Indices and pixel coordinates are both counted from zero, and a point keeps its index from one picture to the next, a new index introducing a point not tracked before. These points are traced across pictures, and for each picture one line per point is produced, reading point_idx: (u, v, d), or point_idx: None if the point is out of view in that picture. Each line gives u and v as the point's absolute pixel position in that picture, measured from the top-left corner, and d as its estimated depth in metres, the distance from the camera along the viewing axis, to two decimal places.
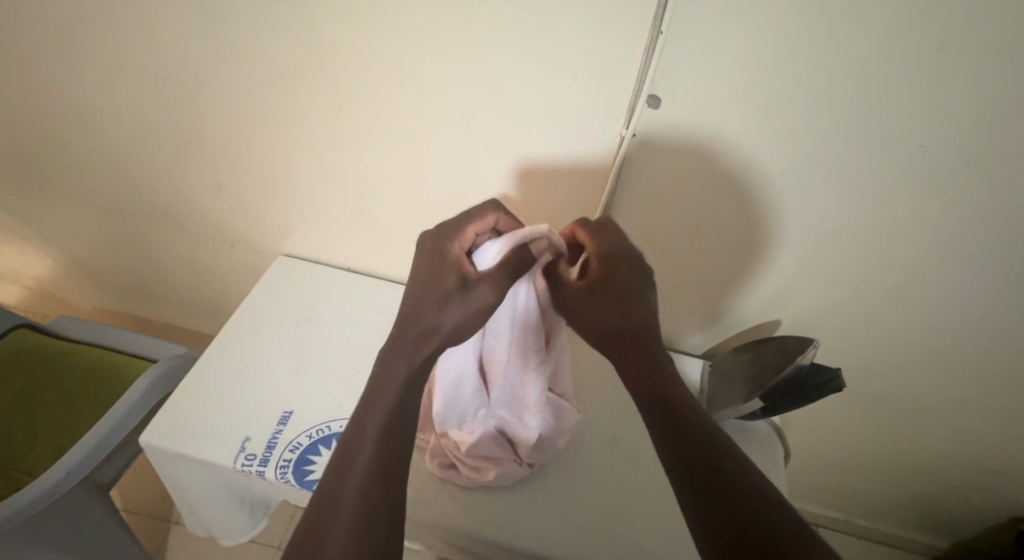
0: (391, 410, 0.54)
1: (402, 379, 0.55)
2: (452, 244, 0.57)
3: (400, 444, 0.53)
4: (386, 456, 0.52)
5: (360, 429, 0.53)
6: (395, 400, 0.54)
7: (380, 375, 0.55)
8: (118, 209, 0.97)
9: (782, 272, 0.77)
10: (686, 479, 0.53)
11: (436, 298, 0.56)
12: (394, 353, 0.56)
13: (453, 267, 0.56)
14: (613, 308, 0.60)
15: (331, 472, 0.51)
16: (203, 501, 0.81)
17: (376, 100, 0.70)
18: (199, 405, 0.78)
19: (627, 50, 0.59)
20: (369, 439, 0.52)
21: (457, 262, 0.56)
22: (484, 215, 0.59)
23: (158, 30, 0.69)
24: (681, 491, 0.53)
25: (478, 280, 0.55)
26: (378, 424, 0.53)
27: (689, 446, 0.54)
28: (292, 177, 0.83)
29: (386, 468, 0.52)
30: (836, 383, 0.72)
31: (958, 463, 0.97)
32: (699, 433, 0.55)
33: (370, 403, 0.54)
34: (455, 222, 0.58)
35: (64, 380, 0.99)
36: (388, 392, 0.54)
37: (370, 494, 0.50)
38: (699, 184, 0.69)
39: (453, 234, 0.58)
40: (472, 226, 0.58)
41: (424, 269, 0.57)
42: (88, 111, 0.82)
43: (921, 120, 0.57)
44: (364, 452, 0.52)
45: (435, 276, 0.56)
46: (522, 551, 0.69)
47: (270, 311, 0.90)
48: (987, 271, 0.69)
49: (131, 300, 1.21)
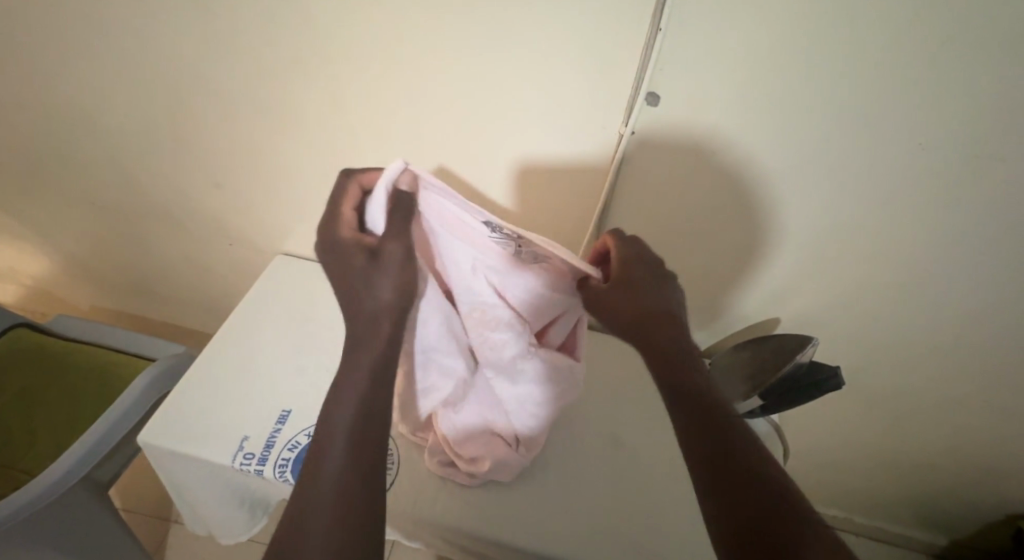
0: (360, 402, 0.51)
1: (369, 369, 0.52)
2: (342, 231, 0.54)
3: (375, 435, 0.51)
4: (361, 449, 0.50)
5: (330, 425, 0.51)
6: (363, 393, 0.52)
7: (344, 369, 0.53)
8: (116, 207, 0.97)
9: (782, 270, 0.77)
10: (705, 472, 0.50)
11: (361, 279, 0.53)
12: (357, 344, 0.53)
13: (356, 247, 0.53)
14: (640, 297, 0.58)
15: (303, 472, 0.49)
16: (202, 500, 0.81)
17: (375, 97, 0.70)
18: (197, 404, 0.78)
19: (626, 48, 0.59)
20: (340, 434, 0.50)
21: (358, 240, 0.53)
22: (347, 190, 0.57)
23: (155, 27, 0.69)
24: (698, 482, 0.50)
25: (384, 241, 0.53)
26: (349, 417, 0.51)
27: (713, 441, 0.51)
28: (291, 175, 0.83)
29: (362, 462, 0.49)
30: (835, 380, 0.72)
31: (958, 461, 0.97)
32: (726, 430, 0.51)
33: (338, 399, 0.52)
34: (329, 215, 0.55)
35: (63, 379, 0.99)
36: (355, 385, 0.52)
37: (347, 490, 0.47)
38: (699, 181, 0.68)
39: (335, 221, 0.55)
40: (347, 202, 0.56)
41: (330, 267, 0.54)
42: (85, 110, 0.82)
43: (921, 116, 0.57)
44: (336, 447, 0.49)
45: (344, 264, 0.53)
46: (521, 550, 0.68)
47: (269, 310, 0.90)
48: (987, 268, 0.68)
49: (131, 299, 1.21)
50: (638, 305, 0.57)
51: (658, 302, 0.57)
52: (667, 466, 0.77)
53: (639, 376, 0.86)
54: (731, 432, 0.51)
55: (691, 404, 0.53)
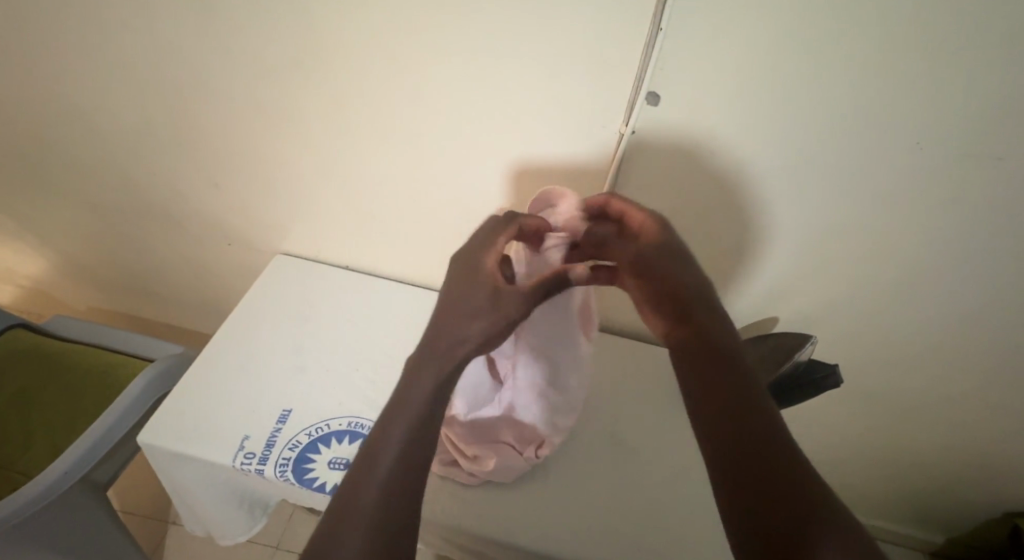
0: (418, 418, 0.51)
1: (431, 391, 0.52)
2: (484, 257, 0.57)
3: (421, 458, 0.50)
4: (404, 470, 0.50)
5: (380, 441, 0.50)
6: (422, 410, 0.52)
7: (408, 383, 0.53)
8: (116, 208, 0.97)
9: (781, 270, 0.77)
10: (723, 453, 0.52)
11: (471, 308, 0.55)
12: (430, 361, 0.53)
13: (486, 279, 0.56)
14: (670, 272, 0.61)
15: (346, 484, 0.49)
16: (202, 500, 0.81)
17: (375, 97, 0.70)
18: (197, 404, 0.78)
19: (627, 47, 0.59)
20: (387, 452, 0.50)
21: (491, 274, 0.56)
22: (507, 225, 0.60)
23: (157, 27, 0.69)
24: (715, 453, 0.53)
25: (509, 288, 0.56)
26: (404, 431, 0.51)
27: (739, 429, 0.52)
28: (291, 176, 0.83)
29: (404, 482, 0.49)
30: (835, 377, 0.74)
31: (953, 460, 0.98)
32: (755, 422, 0.53)
33: (390, 416, 0.52)
34: (480, 238, 0.59)
35: (61, 379, 0.99)
36: (412, 407, 0.51)
37: (386, 507, 0.48)
38: (699, 182, 0.69)
39: (483, 245, 0.58)
40: (495, 239, 0.59)
41: (455, 278, 0.57)
42: (86, 110, 0.81)
43: (918, 115, 0.58)
44: (382, 464, 0.49)
45: (468, 286, 0.56)
46: (522, 548, 0.68)
47: (268, 311, 0.89)
48: (985, 266, 0.69)
49: (129, 299, 1.20)
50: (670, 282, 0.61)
51: (685, 282, 0.61)
52: (667, 465, 0.77)
53: (639, 375, 0.87)
54: (761, 421, 0.52)
55: (720, 393, 0.55)
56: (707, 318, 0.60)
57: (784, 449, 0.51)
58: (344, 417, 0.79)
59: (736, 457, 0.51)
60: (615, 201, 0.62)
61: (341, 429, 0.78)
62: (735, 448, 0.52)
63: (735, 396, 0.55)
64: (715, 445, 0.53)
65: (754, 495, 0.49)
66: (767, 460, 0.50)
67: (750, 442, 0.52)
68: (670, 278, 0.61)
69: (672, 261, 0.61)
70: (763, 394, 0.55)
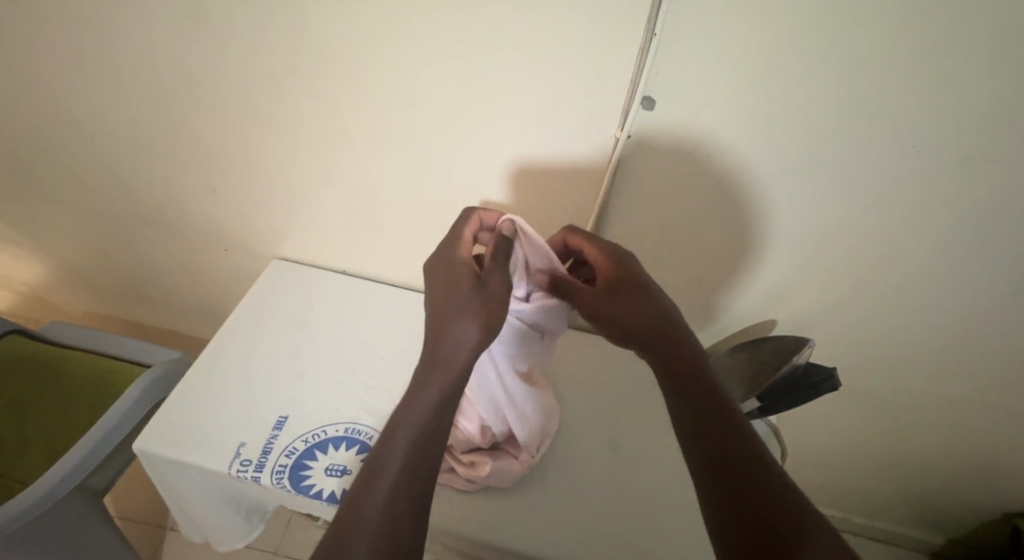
0: (423, 423, 0.53)
1: (436, 399, 0.54)
2: (457, 250, 0.61)
3: (426, 467, 0.52)
4: (411, 478, 0.51)
5: (386, 446, 0.52)
6: (429, 414, 0.53)
7: (414, 390, 0.54)
8: (111, 213, 0.96)
9: (780, 274, 0.77)
10: (706, 474, 0.52)
11: (455, 308, 0.56)
12: (427, 370, 0.54)
13: (464, 268, 0.59)
14: (636, 302, 0.60)
15: (354, 494, 0.50)
16: (198, 506, 0.81)
17: (370, 101, 0.70)
18: (193, 411, 0.78)
19: (622, 52, 0.59)
20: (395, 460, 0.51)
21: (468, 264, 0.59)
22: (472, 218, 0.65)
23: (152, 33, 0.69)
24: (699, 475, 0.53)
25: (488, 270, 0.59)
26: (410, 433, 0.52)
27: (718, 450, 0.53)
28: (288, 181, 0.83)
29: (411, 491, 0.51)
30: (832, 382, 0.72)
31: (955, 461, 0.97)
32: (731, 439, 0.53)
33: (397, 427, 0.53)
34: (453, 233, 0.63)
35: (58, 385, 0.99)
36: (416, 417, 0.53)
37: (393, 517, 0.49)
38: (696, 184, 0.68)
39: (453, 245, 0.62)
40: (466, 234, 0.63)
41: (435, 282, 0.59)
42: (82, 117, 0.81)
43: (914, 120, 0.58)
44: (390, 470, 0.51)
45: (451, 283, 0.58)
46: (519, 553, 0.68)
47: (265, 316, 0.89)
48: (983, 269, 0.69)
49: (125, 304, 1.20)
50: (635, 314, 0.60)
51: (657, 311, 0.60)
52: (666, 470, 0.76)
53: (637, 379, 0.86)
54: (740, 450, 0.52)
55: (698, 423, 0.54)
56: (676, 335, 0.59)
57: (761, 466, 0.51)
58: (341, 423, 0.79)
59: (717, 484, 0.51)
60: (573, 237, 0.65)
61: (339, 434, 0.77)
62: (716, 471, 0.52)
63: (708, 414, 0.55)
64: (698, 471, 0.53)
65: (740, 529, 0.49)
66: (742, 478, 0.51)
67: (731, 465, 0.52)
68: (636, 308, 0.60)
69: (642, 291, 0.60)
70: (740, 419, 0.55)
